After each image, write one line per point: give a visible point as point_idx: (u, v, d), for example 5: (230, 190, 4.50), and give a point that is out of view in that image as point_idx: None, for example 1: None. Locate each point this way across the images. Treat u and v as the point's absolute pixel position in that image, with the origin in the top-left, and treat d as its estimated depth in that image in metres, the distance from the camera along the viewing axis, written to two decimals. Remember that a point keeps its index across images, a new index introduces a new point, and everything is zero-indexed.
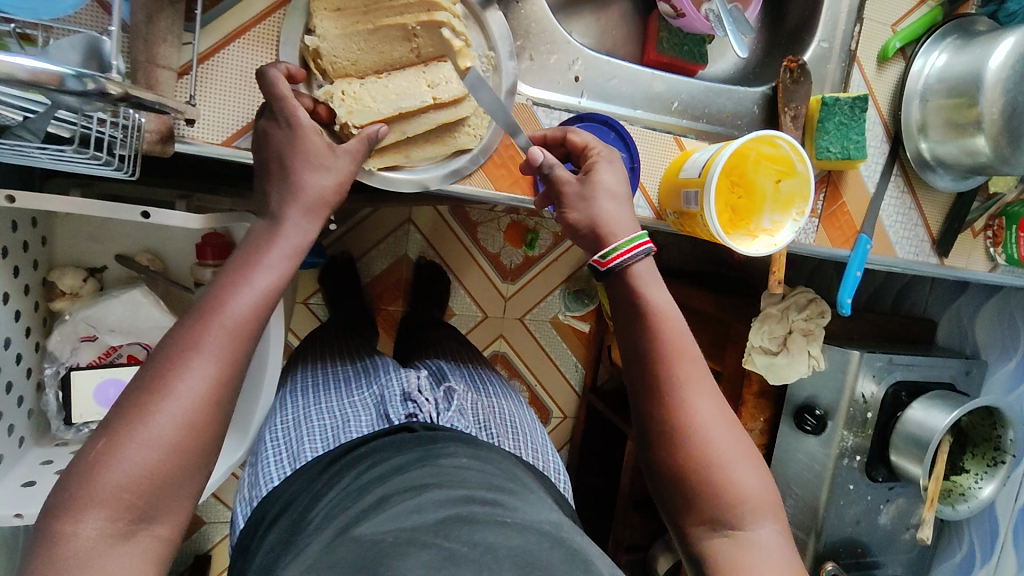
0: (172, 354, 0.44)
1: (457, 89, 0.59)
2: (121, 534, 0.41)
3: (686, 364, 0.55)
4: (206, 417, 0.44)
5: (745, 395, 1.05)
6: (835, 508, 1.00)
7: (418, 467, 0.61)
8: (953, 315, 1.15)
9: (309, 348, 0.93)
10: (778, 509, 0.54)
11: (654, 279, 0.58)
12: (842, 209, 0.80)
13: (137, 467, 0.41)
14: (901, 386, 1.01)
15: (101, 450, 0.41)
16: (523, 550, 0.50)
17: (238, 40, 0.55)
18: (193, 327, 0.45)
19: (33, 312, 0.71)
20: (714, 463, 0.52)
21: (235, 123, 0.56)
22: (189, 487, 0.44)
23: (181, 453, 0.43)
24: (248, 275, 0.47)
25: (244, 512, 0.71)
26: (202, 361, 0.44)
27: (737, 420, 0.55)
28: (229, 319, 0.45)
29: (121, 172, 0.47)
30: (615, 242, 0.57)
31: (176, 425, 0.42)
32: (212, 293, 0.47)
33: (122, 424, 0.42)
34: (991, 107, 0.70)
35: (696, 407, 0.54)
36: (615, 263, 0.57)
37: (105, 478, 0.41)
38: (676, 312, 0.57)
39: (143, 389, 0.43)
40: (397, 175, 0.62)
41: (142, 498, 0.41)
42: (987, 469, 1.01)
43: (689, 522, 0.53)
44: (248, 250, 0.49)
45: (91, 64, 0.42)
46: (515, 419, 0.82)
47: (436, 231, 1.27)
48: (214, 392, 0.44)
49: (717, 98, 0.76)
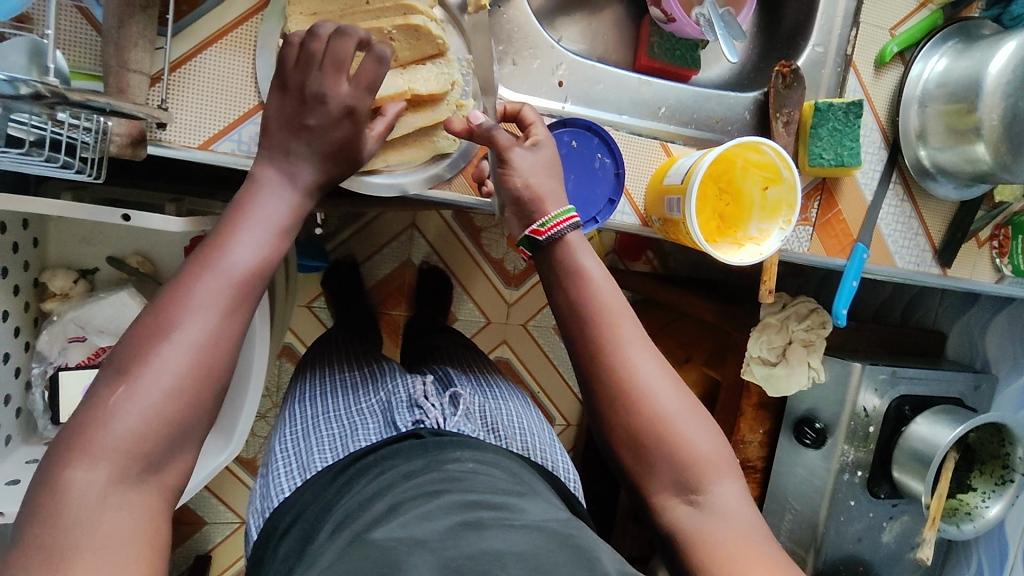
0: (173, 299, 0.41)
1: (435, 84, 0.58)
2: (132, 482, 0.38)
3: (627, 324, 0.53)
4: (220, 367, 0.42)
5: (744, 406, 1.03)
6: (835, 525, 0.97)
7: (426, 473, 0.61)
8: (963, 328, 1.11)
9: (317, 355, 0.92)
10: (735, 465, 0.53)
11: (585, 248, 0.56)
12: (837, 216, 0.78)
13: (150, 415, 0.39)
14: (904, 401, 0.98)
15: (117, 398, 0.39)
16: (536, 560, 0.49)
17: (216, 46, 0.55)
18: (192, 273, 0.42)
19: (23, 313, 0.73)
20: (660, 420, 0.51)
21: (211, 127, 0.56)
22: (197, 434, 0.41)
23: (193, 402, 0.40)
24: (242, 225, 0.45)
25: (256, 523, 0.70)
26: (206, 309, 0.41)
27: (680, 377, 0.53)
28: (232, 270, 0.43)
29: (86, 175, 0.49)
30: (554, 210, 0.56)
31: (187, 372, 0.40)
32: (207, 242, 0.44)
33: (131, 366, 0.39)
34: (991, 113, 0.68)
35: (638, 367, 0.52)
36: (555, 232, 0.55)
37: (116, 425, 0.38)
38: (607, 276, 0.55)
39: (147, 335, 0.40)
40: (375, 180, 0.60)
41: (154, 446, 0.39)
42: (995, 487, 0.97)
43: (650, 489, 0.52)
44: (245, 200, 0.46)
45: (35, 66, 0.46)
46: (522, 419, 0.80)
47: (441, 238, 1.27)
48: (221, 342, 0.41)
49: (706, 103, 0.75)
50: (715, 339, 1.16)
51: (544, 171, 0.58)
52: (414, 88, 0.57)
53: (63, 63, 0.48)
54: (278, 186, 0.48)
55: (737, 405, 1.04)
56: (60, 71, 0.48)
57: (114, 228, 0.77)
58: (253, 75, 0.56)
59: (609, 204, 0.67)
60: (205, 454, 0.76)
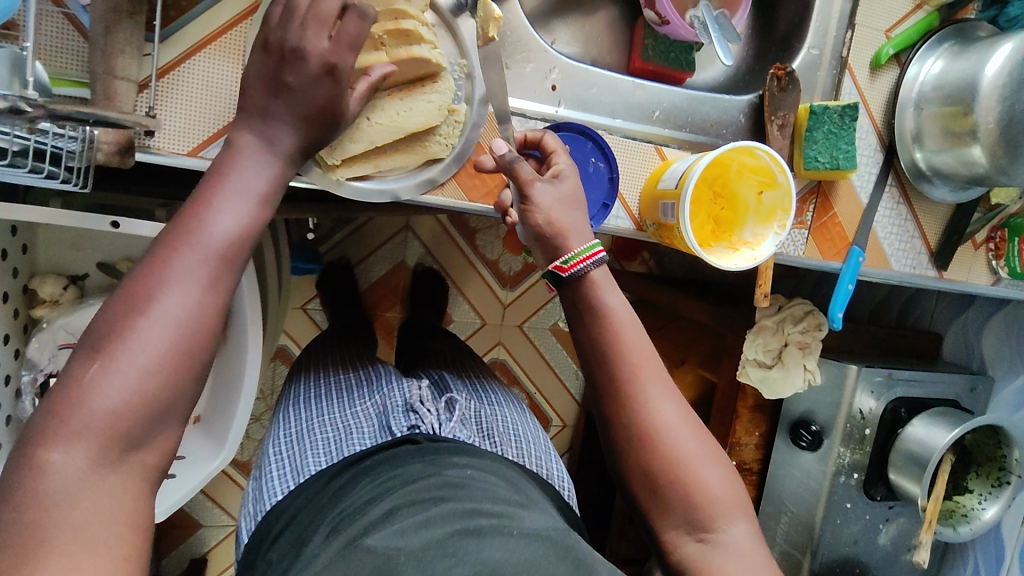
0: (152, 270, 0.40)
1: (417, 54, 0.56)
2: (111, 463, 0.37)
3: (649, 363, 0.54)
4: (200, 342, 0.41)
5: (740, 408, 1.03)
6: (832, 527, 0.97)
7: (425, 478, 0.60)
8: (959, 329, 1.11)
9: (309, 359, 0.91)
10: (748, 505, 0.53)
11: (610, 285, 0.56)
12: (833, 219, 0.77)
13: (127, 392, 0.38)
14: (901, 403, 0.97)
15: (94, 375, 0.38)
16: (526, 563, 0.49)
17: (205, 50, 0.54)
18: (170, 245, 0.41)
19: (12, 320, 0.72)
20: (678, 461, 0.51)
21: (200, 134, 0.55)
22: (179, 411, 0.40)
23: (173, 378, 0.39)
24: (222, 196, 0.43)
25: (249, 526, 0.70)
26: (186, 283, 0.40)
27: (699, 420, 0.54)
28: (213, 242, 0.42)
29: (73, 185, 0.48)
30: (579, 245, 0.56)
31: (166, 349, 0.39)
32: (185, 212, 0.43)
33: (107, 343, 0.38)
34: (987, 116, 0.67)
35: (659, 409, 0.52)
36: (577, 268, 0.55)
37: (93, 403, 0.37)
38: (630, 314, 0.56)
39: (124, 309, 0.39)
40: (366, 186, 0.60)
41: (133, 424, 0.38)
42: (991, 489, 0.97)
43: (663, 525, 0.52)
44: (224, 168, 0.45)
45: (15, 78, 0.46)
46: (518, 426, 0.80)
47: (436, 240, 1.26)
48: (202, 315, 0.41)
49: (701, 107, 0.75)
50: (710, 341, 1.15)
51: (568, 207, 0.58)
52: (398, 53, 0.56)
53: (42, 73, 0.48)
54: (258, 174, 0.46)
55: (732, 407, 1.04)
56: (42, 81, 0.48)
57: (103, 234, 0.75)
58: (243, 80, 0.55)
59: (603, 209, 0.67)
60: (199, 460, 0.77)
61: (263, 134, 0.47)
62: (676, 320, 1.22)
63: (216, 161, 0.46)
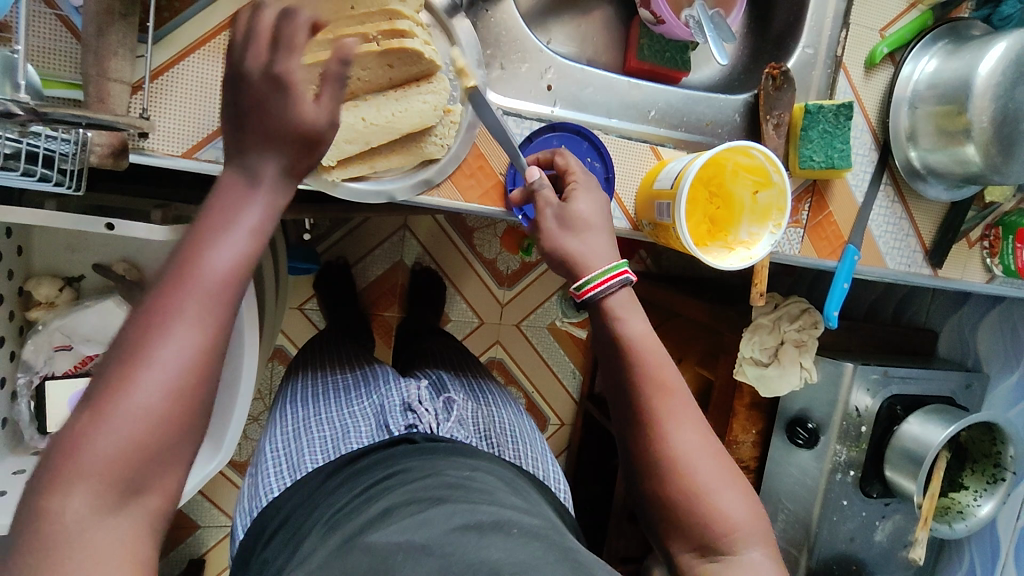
0: (148, 315, 0.37)
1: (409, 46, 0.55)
2: (111, 507, 0.36)
3: (676, 389, 0.55)
4: (199, 383, 0.38)
5: (736, 406, 1.03)
6: (828, 525, 0.98)
7: (422, 478, 0.60)
8: (954, 326, 1.11)
9: (305, 359, 0.91)
10: (769, 535, 0.53)
11: (632, 310, 0.57)
12: (828, 218, 0.78)
13: (124, 442, 0.35)
14: (896, 400, 0.98)
15: (88, 425, 0.35)
16: (524, 564, 0.48)
17: (200, 50, 0.54)
18: (165, 287, 0.38)
19: (7, 322, 0.72)
20: (696, 490, 0.51)
21: (193, 136, 0.55)
22: (181, 457, 0.38)
23: (173, 421, 0.37)
24: (217, 227, 0.40)
25: (244, 523, 0.69)
26: (183, 326, 0.37)
27: (721, 448, 0.54)
28: (208, 279, 0.38)
29: (66, 187, 0.48)
30: (602, 267, 0.57)
31: (163, 395, 0.36)
32: (187, 242, 0.39)
33: (102, 395, 0.36)
34: (980, 116, 0.67)
35: (680, 436, 0.53)
36: (594, 293, 0.56)
37: (88, 448, 0.35)
38: (656, 342, 0.56)
39: (121, 352, 0.37)
40: (362, 186, 0.60)
41: (130, 470, 0.36)
42: (986, 486, 0.98)
43: (677, 547, 0.52)
44: (214, 189, 0.41)
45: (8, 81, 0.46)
46: (516, 430, 0.80)
47: (433, 239, 1.26)
48: (199, 359, 0.38)
49: (696, 106, 0.75)
50: (707, 339, 1.15)
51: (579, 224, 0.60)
52: (390, 42, 0.55)
53: (35, 77, 0.47)
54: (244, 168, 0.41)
55: (729, 405, 1.04)
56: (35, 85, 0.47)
57: (98, 236, 0.76)
58: None
59: None
60: (195, 462, 0.76)
61: (240, 163, 0.41)
62: (672, 318, 1.22)
63: (217, 177, 0.42)
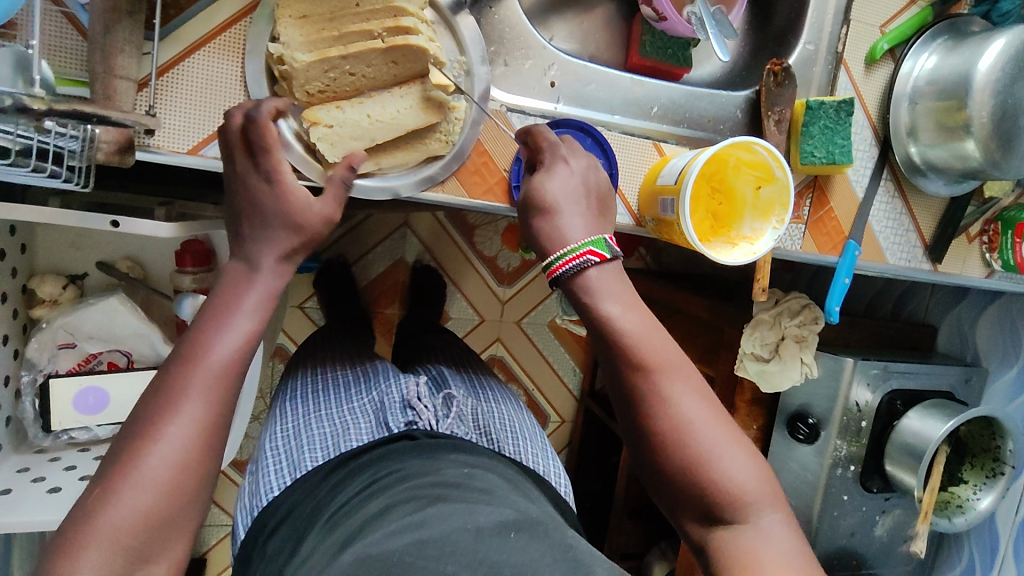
0: (163, 399, 0.44)
1: (413, 42, 0.55)
2: (120, 574, 0.40)
3: (671, 355, 0.53)
4: (205, 455, 0.44)
5: (738, 402, 1.03)
6: (829, 519, 0.98)
7: (422, 475, 0.60)
8: (953, 321, 1.12)
9: (307, 355, 0.91)
10: (781, 496, 0.52)
11: (606, 289, 0.55)
12: (829, 214, 0.78)
13: (135, 508, 0.40)
14: (896, 395, 0.99)
15: (101, 495, 0.41)
16: (523, 564, 0.50)
17: (205, 48, 0.54)
18: (178, 373, 0.45)
19: (11, 320, 0.72)
20: (698, 458, 0.50)
21: (198, 133, 0.55)
22: (186, 526, 0.43)
23: (178, 494, 0.42)
24: (225, 320, 0.47)
25: (245, 521, 0.69)
26: (190, 405, 0.44)
27: (721, 412, 0.53)
28: (214, 363, 0.45)
29: (73, 184, 0.47)
30: (576, 243, 0.56)
31: (170, 467, 0.42)
32: (191, 338, 0.46)
33: (120, 468, 0.41)
34: (980, 110, 0.68)
35: (677, 406, 0.51)
36: (564, 270, 0.56)
37: (100, 520, 0.40)
38: (635, 317, 0.55)
39: (132, 437, 0.43)
40: (367, 183, 0.60)
41: (136, 537, 0.40)
42: (986, 480, 0.98)
43: (687, 519, 0.52)
44: (226, 292, 0.49)
45: (19, 77, 0.45)
46: (514, 423, 0.80)
47: (434, 236, 1.26)
48: (205, 432, 0.44)
49: (698, 103, 0.75)
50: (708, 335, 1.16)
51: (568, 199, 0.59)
52: (395, 39, 0.55)
53: (49, 72, 0.47)
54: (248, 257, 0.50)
55: (730, 401, 1.05)
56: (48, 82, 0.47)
57: (103, 234, 0.77)
58: (241, 79, 0.56)
59: None
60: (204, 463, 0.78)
61: (240, 252, 0.51)
62: (672, 315, 1.22)
63: (227, 267, 0.50)
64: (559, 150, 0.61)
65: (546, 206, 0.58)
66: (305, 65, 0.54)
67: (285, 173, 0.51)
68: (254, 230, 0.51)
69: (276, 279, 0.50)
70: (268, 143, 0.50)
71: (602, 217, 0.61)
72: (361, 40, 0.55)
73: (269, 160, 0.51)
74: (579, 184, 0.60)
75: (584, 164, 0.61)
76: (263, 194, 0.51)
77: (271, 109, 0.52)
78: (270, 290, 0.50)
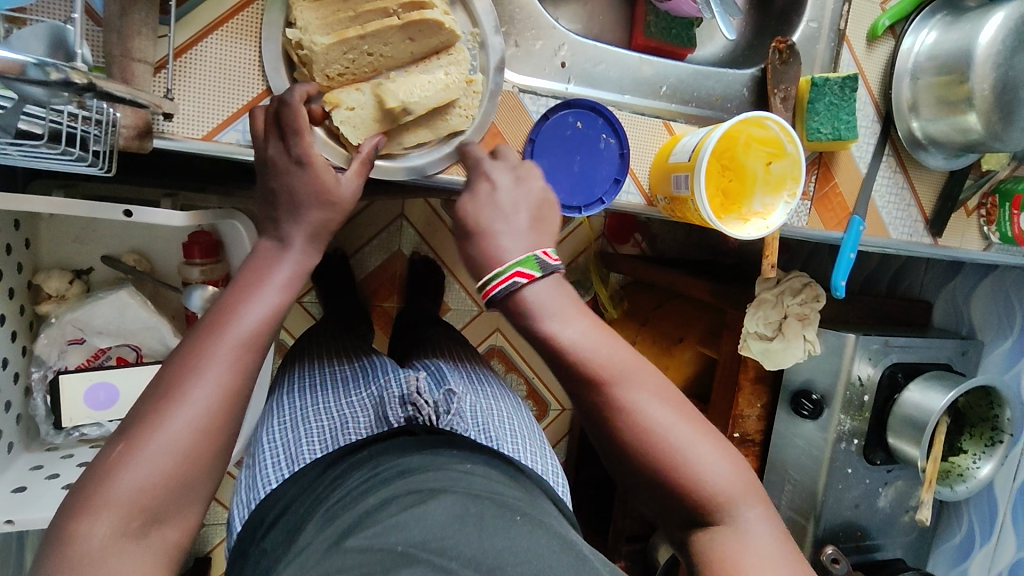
0: (187, 364, 0.43)
1: (430, 17, 0.54)
2: (134, 535, 0.40)
3: (625, 362, 0.50)
4: (224, 424, 0.43)
5: (742, 380, 1.04)
6: (833, 493, 1.00)
7: (421, 471, 0.57)
8: (949, 296, 1.14)
9: (305, 349, 0.89)
10: (758, 487, 0.51)
11: (555, 308, 0.50)
12: (834, 190, 0.79)
13: (154, 470, 0.40)
14: (897, 368, 1.00)
15: (121, 453, 0.41)
16: (527, 552, 0.50)
17: (217, 33, 0.53)
18: (204, 339, 0.44)
19: (19, 316, 0.72)
20: (673, 465, 0.49)
21: (213, 118, 0.54)
22: (200, 493, 0.43)
23: (197, 459, 0.42)
24: (255, 292, 0.46)
25: (241, 515, 0.64)
26: (214, 370, 0.43)
27: (687, 403, 0.52)
28: (240, 332, 0.44)
29: (98, 169, 0.47)
30: (506, 262, 0.50)
31: (192, 430, 0.42)
32: (218, 309, 0.46)
33: (143, 428, 0.41)
34: (982, 83, 0.69)
35: (645, 413, 0.49)
36: (497, 292, 0.50)
37: (119, 478, 0.40)
38: (591, 332, 0.50)
39: (157, 397, 0.42)
40: (391, 164, 0.61)
41: (155, 501, 0.40)
42: (985, 449, 1.01)
43: (665, 518, 0.52)
44: (258, 271, 0.48)
45: (57, 54, 0.43)
46: (512, 419, 0.75)
47: (429, 226, 1.25)
48: (226, 402, 0.43)
49: (706, 81, 0.76)
50: (708, 317, 1.17)
51: (512, 208, 0.53)
52: (410, 15, 0.54)
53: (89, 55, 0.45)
54: (276, 238, 0.50)
55: (734, 380, 1.06)
56: (87, 59, 0.44)
57: (110, 225, 0.78)
58: (258, 63, 0.55)
59: (614, 184, 0.66)
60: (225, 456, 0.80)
61: (274, 232, 0.50)
62: (674, 298, 1.23)
63: (259, 245, 0.50)
64: (481, 166, 0.56)
65: (474, 225, 0.53)
66: (325, 48, 0.54)
67: (311, 152, 0.50)
68: (278, 211, 0.50)
69: (306, 256, 0.50)
70: (300, 127, 0.50)
71: (538, 225, 0.54)
72: (377, 18, 0.54)
73: (301, 144, 0.50)
74: (523, 193, 0.55)
75: (510, 177, 0.56)
76: (292, 176, 0.50)
77: (302, 95, 0.53)
78: (298, 266, 0.49)
